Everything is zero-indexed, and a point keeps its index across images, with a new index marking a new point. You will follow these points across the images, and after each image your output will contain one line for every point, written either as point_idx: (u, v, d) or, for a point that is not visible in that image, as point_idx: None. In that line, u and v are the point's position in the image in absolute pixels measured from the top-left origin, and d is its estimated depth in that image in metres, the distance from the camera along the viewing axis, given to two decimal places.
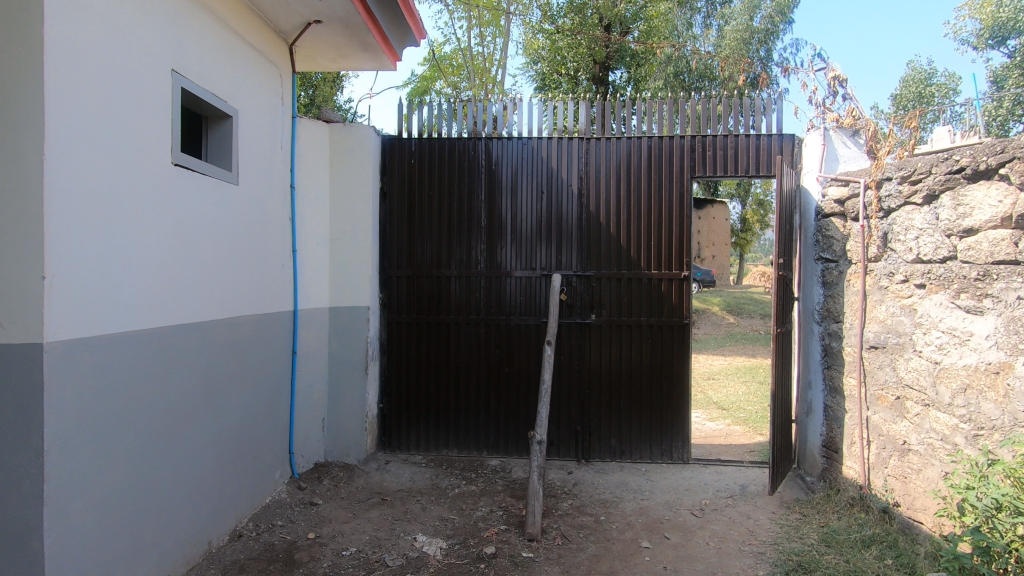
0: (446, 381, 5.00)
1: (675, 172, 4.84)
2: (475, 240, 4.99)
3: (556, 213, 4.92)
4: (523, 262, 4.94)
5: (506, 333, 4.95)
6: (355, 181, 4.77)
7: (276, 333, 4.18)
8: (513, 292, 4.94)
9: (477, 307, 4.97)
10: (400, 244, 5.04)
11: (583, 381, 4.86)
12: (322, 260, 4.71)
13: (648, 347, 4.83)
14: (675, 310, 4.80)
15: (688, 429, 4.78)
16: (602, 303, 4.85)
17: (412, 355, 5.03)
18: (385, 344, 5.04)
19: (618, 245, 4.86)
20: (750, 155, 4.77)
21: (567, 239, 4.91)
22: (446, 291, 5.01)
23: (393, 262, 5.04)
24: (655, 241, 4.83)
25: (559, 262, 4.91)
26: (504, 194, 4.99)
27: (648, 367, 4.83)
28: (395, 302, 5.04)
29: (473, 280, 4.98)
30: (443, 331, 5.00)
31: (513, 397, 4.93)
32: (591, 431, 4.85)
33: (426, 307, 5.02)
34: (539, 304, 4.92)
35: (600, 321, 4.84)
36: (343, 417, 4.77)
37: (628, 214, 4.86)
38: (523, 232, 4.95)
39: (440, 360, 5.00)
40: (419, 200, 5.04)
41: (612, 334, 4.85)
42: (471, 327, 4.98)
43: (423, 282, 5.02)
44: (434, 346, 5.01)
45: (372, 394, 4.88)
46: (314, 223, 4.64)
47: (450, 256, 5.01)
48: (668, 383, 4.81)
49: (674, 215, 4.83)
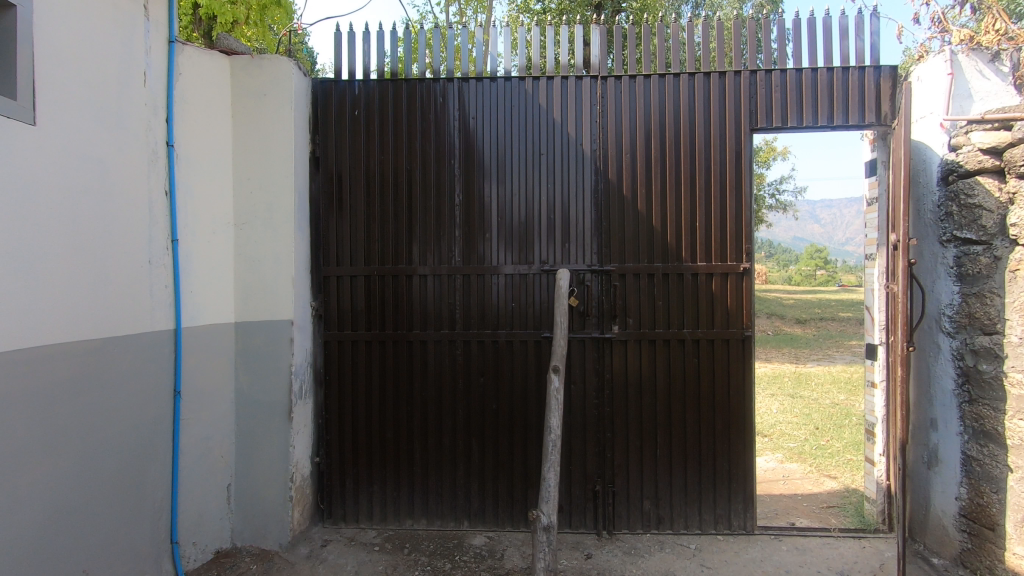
0: (409, 424, 3.54)
1: (727, 123, 3.44)
2: (447, 224, 3.55)
3: (560, 185, 3.50)
4: (515, 254, 3.51)
5: (492, 355, 3.51)
6: (269, 139, 3.29)
7: (133, 367, 2.72)
8: (500, 297, 3.51)
9: (452, 318, 3.54)
10: (340, 231, 3.58)
11: (601, 421, 3.44)
12: (222, 254, 3.24)
13: (692, 370, 3.43)
14: (728, 319, 3.42)
15: (752, 488, 3.38)
16: (627, 311, 3.44)
17: (360, 386, 3.57)
18: (323, 372, 3.58)
19: (649, 227, 3.45)
20: (835, 97, 3.36)
21: (576, 222, 3.48)
22: (407, 297, 3.56)
23: (330, 256, 3.58)
24: (700, 221, 3.43)
25: (565, 252, 3.48)
26: (487, 159, 3.55)
27: (692, 399, 3.43)
28: (335, 312, 3.58)
29: (446, 280, 3.54)
30: (403, 353, 3.55)
31: (504, 445, 3.48)
32: (616, 491, 3.42)
33: (378, 318, 3.57)
34: (539, 313, 3.49)
35: (626, 334, 3.43)
36: (257, 482, 3.29)
37: (661, 183, 3.46)
38: (514, 212, 3.52)
39: (400, 394, 3.55)
40: (366, 171, 3.59)
41: (643, 352, 3.44)
42: (442, 346, 3.53)
43: (373, 284, 3.56)
44: (391, 374, 3.56)
45: (303, 444, 3.41)
46: (208, 201, 3.17)
47: (411, 247, 3.56)
48: (723, 422, 3.41)
49: (726, 184, 3.44)
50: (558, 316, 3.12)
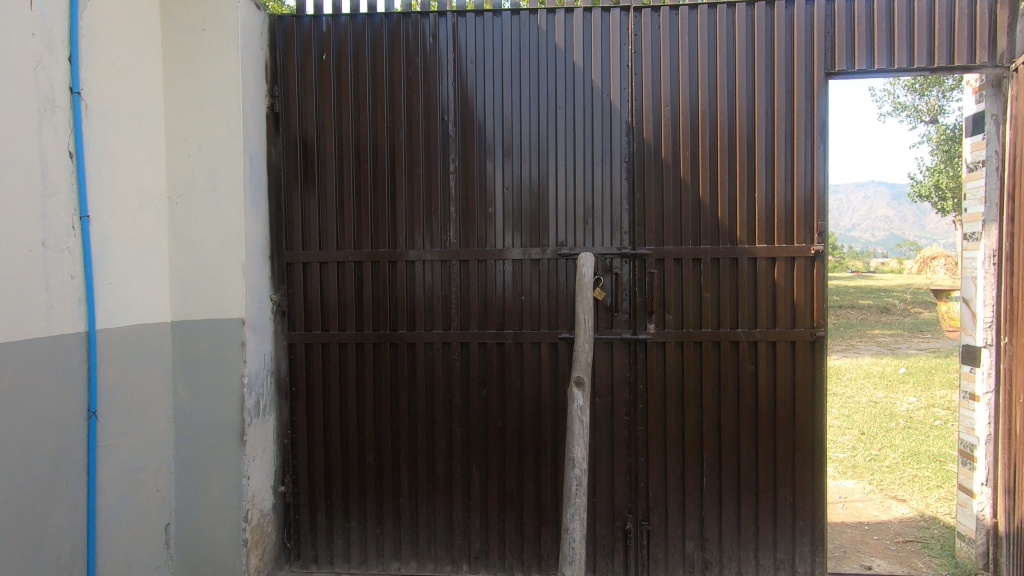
0: (395, 445, 2.87)
1: (795, 66, 2.70)
2: (439, 198, 2.84)
3: (581, 147, 2.79)
4: (526, 235, 2.80)
5: (496, 360, 2.82)
6: (212, 89, 2.57)
7: (25, 386, 2.01)
8: (507, 289, 2.81)
9: (446, 314, 2.84)
10: (308, 208, 2.89)
11: (633, 443, 2.76)
12: (153, 235, 2.54)
13: (748, 380, 2.74)
14: (793, 317, 2.72)
15: (823, 526, 2.71)
16: (666, 305, 2.73)
17: (334, 399, 2.89)
18: (288, 382, 2.90)
19: (695, 199, 2.73)
20: (936, 31, 2.62)
21: (602, 194, 2.77)
22: (391, 289, 2.86)
23: (296, 239, 2.88)
24: (760, 192, 2.71)
25: (589, 232, 2.77)
26: (490, 116, 2.83)
27: (748, 415, 2.74)
28: (302, 308, 2.89)
29: (439, 267, 2.84)
30: (387, 359, 2.86)
31: (512, 472, 2.81)
32: (651, 530, 2.76)
33: (355, 315, 2.87)
34: (554, 309, 2.79)
35: (664, 336, 2.73)
36: (204, 521, 2.61)
37: (710, 144, 2.74)
38: (523, 182, 2.81)
39: (382, 410, 2.87)
40: (338, 132, 2.88)
41: (686, 357, 2.74)
42: (434, 350, 2.84)
43: (348, 273, 2.87)
44: (371, 384, 2.87)
45: (263, 473, 2.74)
46: (132, 165, 2.45)
47: (396, 227, 2.86)
48: (785, 445, 2.73)
49: (794, 145, 2.70)
50: (578, 315, 2.47)
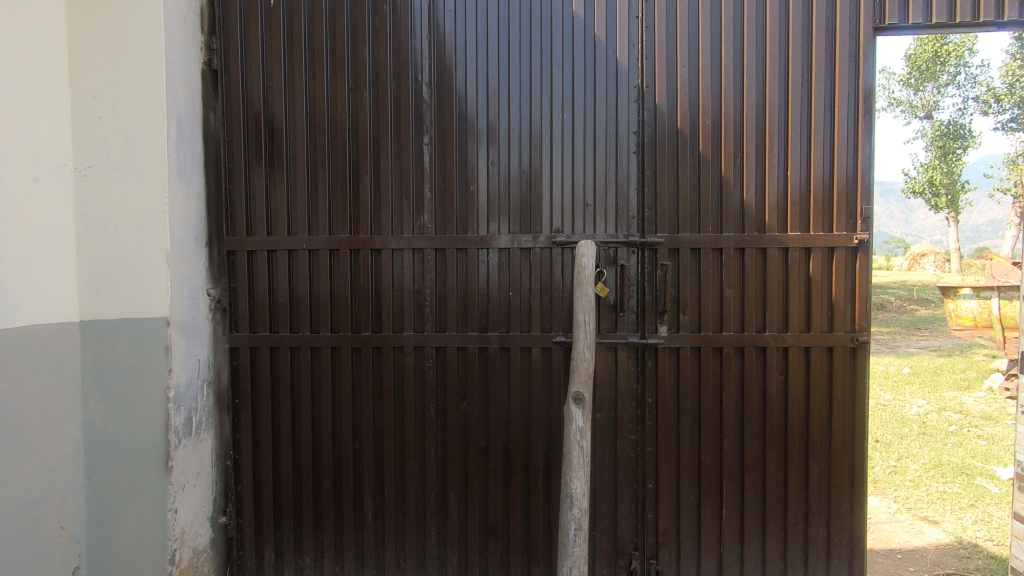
0: (358, 469, 2.41)
1: (837, 19, 2.26)
2: (411, 174, 2.38)
3: (580, 114, 2.34)
4: (514, 219, 2.35)
5: (479, 369, 2.38)
6: (130, 33, 2.08)
7: None
8: (492, 285, 2.36)
9: (419, 314, 2.39)
10: (254, 186, 2.41)
11: (640, 466, 2.34)
12: (55, 210, 2.01)
13: (777, 393, 2.31)
14: (830, 319, 2.30)
15: (862, 565, 2.30)
16: (681, 305, 2.30)
17: (286, 414, 2.41)
18: (231, 394, 2.43)
19: (715, 179, 2.30)
20: None
21: (606, 171, 2.33)
22: (352, 283, 2.40)
23: (239, 223, 2.41)
24: (794, 170, 2.27)
25: (589, 216, 2.33)
26: (472, 77, 2.37)
27: (776, 435, 2.32)
28: (248, 306, 2.42)
29: (410, 257, 2.38)
30: (348, 366, 2.39)
31: (496, 500, 2.37)
32: (662, 569, 2.33)
33: (310, 314, 2.40)
34: (548, 309, 2.35)
35: (678, 340, 2.30)
36: (120, 566, 2.12)
37: (734, 112, 2.30)
38: (512, 156, 2.36)
39: (343, 427, 2.40)
40: (289, 96, 2.41)
41: (703, 366, 2.31)
42: (405, 358, 2.37)
43: (302, 264, 2.39)
44: (329, 396, 2.40)
45: (197, 504, 2.27)
46: (30, 125, 1.92)
47: (358, 209, 2.39)
48: (819, 469, 2.32)
49: (834, 113, 2.27)
50: (576, 316, 2.09)
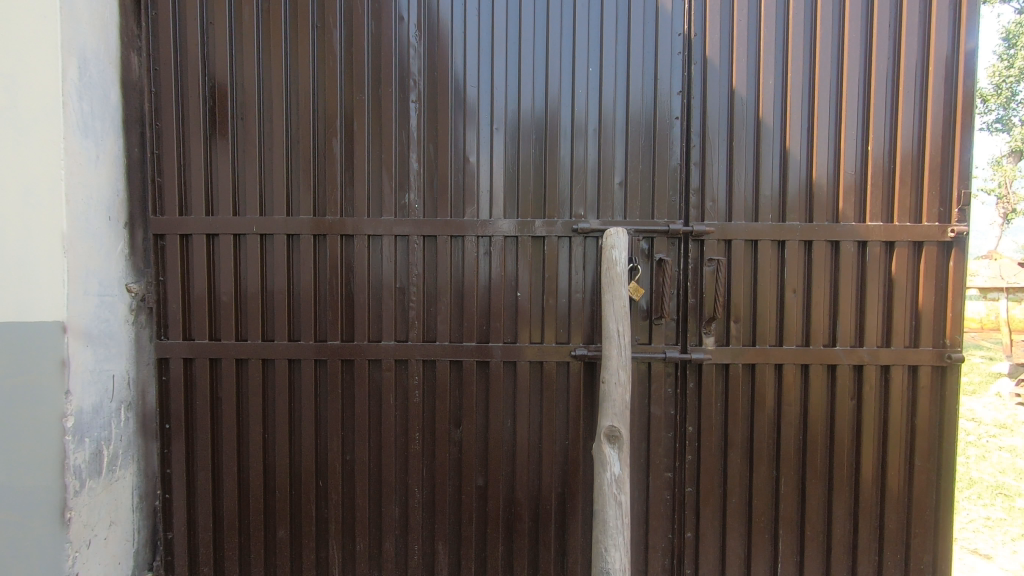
0: (324, 512, 1.91)
1: None
2: (393, 141, 1.86)
3: (611, 68, 1.85)
4: (525, 200, 1.86)
5: (477, 388, 1.89)
6: None
7: None
8: (495, 283, 1.86)
9: (402, 318, 1.89)
10: (190, 151, 1.87)
11: (676, 512, 1.88)
12: None
13: (847, 421, 1.87)
14: (914, 331, 1.86)
15: None
16: (732, 311, 1.84)
17: (230, 445, 1.88)
18: (159, 417, 1.91)
19: (778, 155, 1.84)
20: None
21: (642, 142, 1.85)
22: (317, 278, 1.88)
23: (170, 199, 1.87)
24: (876, 145, 1.82)
25: (619, 198, 1.85)
26: (473, 18, 1.86)
27: (845, 473, 1.88)
28: (181, 306, 1.89)
29: (390, 246, 1.87)
30: (311, 384, 1.87)
31: (498, 552, 1.89)
32: None
33: (262, 317, 1.88)
34: (565, 315, 1.87)
35: (727, 355, 1.84)
36: None
37: (803, 69, 1.83)
38: (522, 119, 1.86)
39: (303, 462, 1.88)
40: (235, 36, 1.87)
41: (757, 388, 1.86)
42: (384, 374, 1.87)
43: (253, 252, 1.85)
44: (286, 422, 1.88)
45: (109, 563, 1.74)
46: None
47: (324, 182, 1.86)
48: (896, 515, 1.89)
49: (927, 74, 1.82)
50: (607, 326, 1.62)
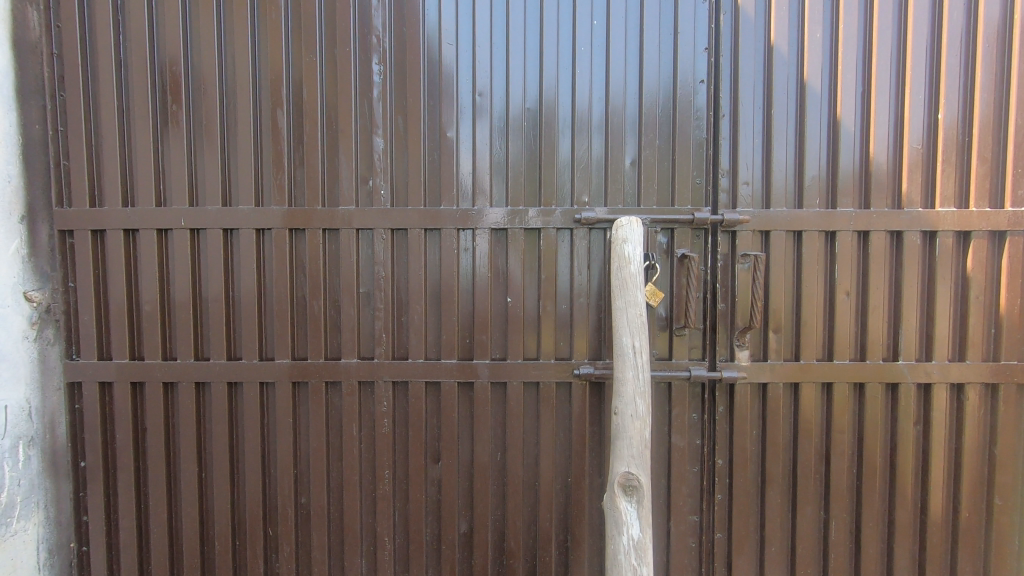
0: (275, 567, 1.57)
1: None
2: (352, 113, 1.52)
3: (620, 21, 1.50)
4: (515, 185, 1.51)
5: (459, 414, 1.55)
6: None
7: None
8: (480, 287, 1.52)
9: (368, 330, 1.55)
10: (102, 128, 1.51)
11: (703, 563, 1.54)
12: None
13: (911, 451, 1.53)
14: (992, 342, 1.52)
15: None
16: (770, 318, 1.50)
17: (158, 488, 1.54)
18: (71, 454, 1.56)
19: (826, 126, 1.50)
20: None
21: (658, 113, 1.50)
22: (261, 283, 1.54)
23: (77, 186, 1.51)
24: (947, 113, 1.48)
25: (631, 181, 1.51)
26: None
27: (909, 514, 1.54)
28: (95, 318, 1.53)
29: (351, 242, 1.52)
30: (255, 412, 1.53)
31: None
32: None
33: (195, 331, 1.54)
34: (565, 325, 1.54)
35: (765, 372, 1.50)
36: None
37: (858, 19, 1.48)
38: (512, 85, 1.52)
39: (248, 507, 1.54)
40: None
41: (802, 413, 1.52)
42: (345, 399, 1.53)
43: (181, 251, 1.51)
44: (226, 458, 1.54)
45: None
46: None
47: (269, 165, 1.52)
48: (971, 565, 1.55)
49: (1011, 24, 1.47)
50: (619, 338, 1.28)
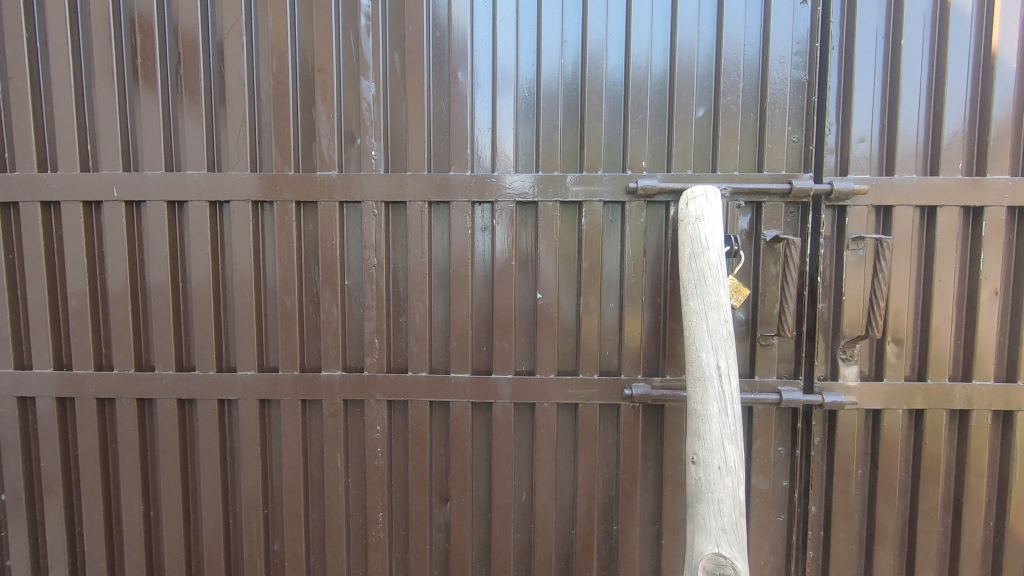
0: None
1: None
2: (334, 51, 1.15)
3: None
4: (550, 146, 1.14)
5: (473, 443, 1.21)
6: None
7: None
8: (501, 279, 1.16)
9: (356, 333, 1.20)
10: (9, 69, 1.16)
11: None
12: None
13: None
14: None
15: None
16: (888, 323, 1.12)
17: (97, 529, 1.23)
18: None
19: (974, 63, 1.10)
20: None
21: (743, 46, 1.11)
22: (219, 272, 1.19)
23: None
24: None
25: (706, 140, 1.13)
26: None
27: None
28: (10, 316, 1.21)
29: (334, 219, 1.16)
30: (213, 437, 1.19)
31: None
32: None
33: (137, 333, 1.20)
34: (612, 329, 1.17)
35: (880, 395, 1.13)
36: None
37: None
38: (545, 11, 1.13)
39: (207, 555, 1.22)
40: None
41: (927, 449, 1.14)
42: (327, 422, 1.19)
43: (114, 231, 1.16)
44: (179, 495, 1.22)
45: None
46: None
47: (226, 119, 1.16)
48: None
49: None
50: (697, 356, 0.91)
